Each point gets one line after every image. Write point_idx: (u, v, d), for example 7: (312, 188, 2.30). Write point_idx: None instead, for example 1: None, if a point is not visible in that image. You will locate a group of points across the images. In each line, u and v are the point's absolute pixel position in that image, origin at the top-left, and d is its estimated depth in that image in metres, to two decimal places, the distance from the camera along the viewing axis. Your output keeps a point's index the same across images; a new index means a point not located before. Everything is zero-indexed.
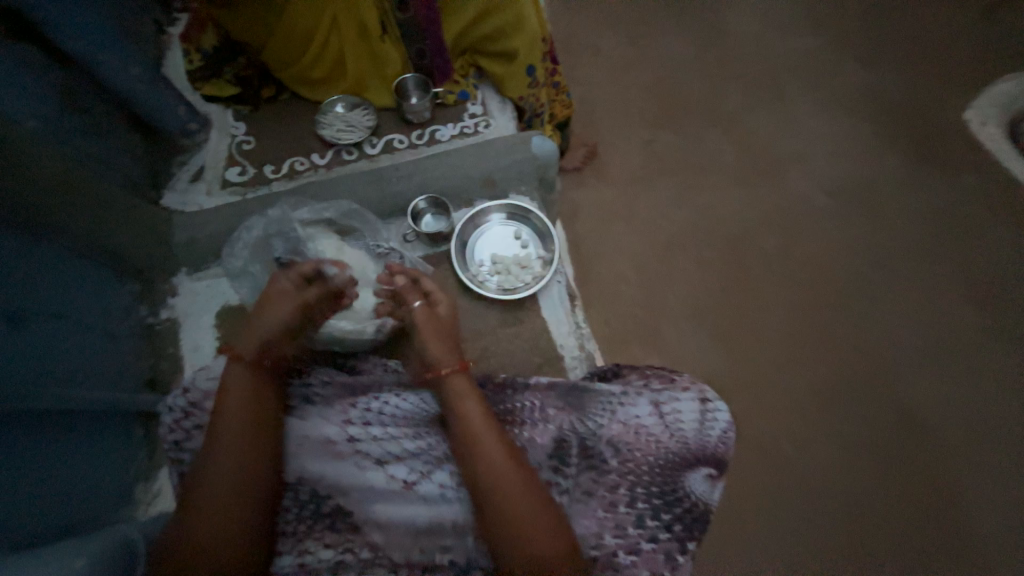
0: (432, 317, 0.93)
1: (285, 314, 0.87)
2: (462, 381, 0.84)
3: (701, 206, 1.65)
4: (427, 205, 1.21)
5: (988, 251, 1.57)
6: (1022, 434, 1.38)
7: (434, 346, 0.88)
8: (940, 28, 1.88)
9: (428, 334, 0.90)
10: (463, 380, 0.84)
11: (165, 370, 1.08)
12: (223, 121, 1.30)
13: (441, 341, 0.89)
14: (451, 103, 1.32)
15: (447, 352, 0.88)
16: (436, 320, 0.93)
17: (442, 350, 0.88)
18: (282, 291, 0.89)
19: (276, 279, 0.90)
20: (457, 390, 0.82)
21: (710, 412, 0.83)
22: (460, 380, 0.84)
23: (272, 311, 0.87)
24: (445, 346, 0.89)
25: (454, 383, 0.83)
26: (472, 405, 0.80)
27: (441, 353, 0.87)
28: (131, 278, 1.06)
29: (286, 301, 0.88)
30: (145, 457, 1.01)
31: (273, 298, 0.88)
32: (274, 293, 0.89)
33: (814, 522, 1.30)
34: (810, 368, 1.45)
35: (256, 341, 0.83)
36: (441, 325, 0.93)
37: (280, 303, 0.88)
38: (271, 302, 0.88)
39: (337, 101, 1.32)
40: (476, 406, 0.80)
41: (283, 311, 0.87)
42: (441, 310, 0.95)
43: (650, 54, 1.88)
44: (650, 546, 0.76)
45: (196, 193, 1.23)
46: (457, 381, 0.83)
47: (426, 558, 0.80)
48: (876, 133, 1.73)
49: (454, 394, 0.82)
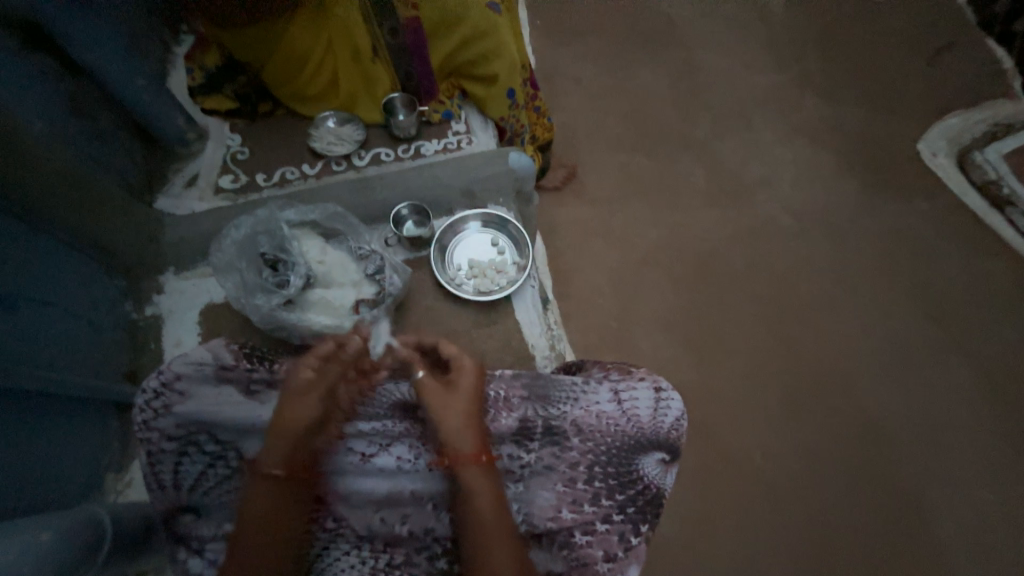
0: (450, 392, 0.82)
1: (310, 409, 0.81)
2: (485, 477, 0.77)
3: (673, 224, 1.73)
4: (410, 211, 1.25)
5: (945, 271, 1.64)
6: (977, 446, 1.42)
7: (451, 426, 0.79)
8: (896, 66, 2.01)
9: (451, 414, 0.80)
10: (485, 477, 0.77)
11: (146, 363, 1.12)
12: (220, 133, 1.38)
13: (470, 431, 0.80)
14: (436, 122, 1.39)
15: (466, 437, 0.79)
16: (457, 392, 0.82)
17: (469, 439, 0.79)
18: (307, 381, 0.83)
19: (299, 370, 0.83)
20: (473, 489, 0.76)
21: (664, 400, 0.87)
22: (478, 477, 0.77)
23: (294, 409, 0.81)
24: (468, 429, 0.80)
25: (471, 480, 0.77)
26: (489, 509, 0.75)
27: (460, 441, 0.79)
28: (120, 274, 1.11)
29: (308, 394, 0.82)
30: (118, 448, 1.03)
31: (296, 391, 0.82)
32: (297, 386, 0.82)
33: (781, 529, 1.33)
34: (778, 380, 1.49)
35: (281, 452, 0.79)
36: (456, 396, 0.82)
37: (302, 395, 0.82)
38: (292, 397, 0.81)
39: (329, 116, 1.38)
40: (494, 511, 0.75)
41: (307, 404, 0.81)
42: (463, 381, 0.84)
43: (626, 86, 2.00)
44: (604, 523, 0.80)
45: (190, 198, 1.30)
46: (476, 477, 0.77)
47: (388, 528, 0.82)
48: (838, 159, 1.83)
49: (469, 492, 0.76)
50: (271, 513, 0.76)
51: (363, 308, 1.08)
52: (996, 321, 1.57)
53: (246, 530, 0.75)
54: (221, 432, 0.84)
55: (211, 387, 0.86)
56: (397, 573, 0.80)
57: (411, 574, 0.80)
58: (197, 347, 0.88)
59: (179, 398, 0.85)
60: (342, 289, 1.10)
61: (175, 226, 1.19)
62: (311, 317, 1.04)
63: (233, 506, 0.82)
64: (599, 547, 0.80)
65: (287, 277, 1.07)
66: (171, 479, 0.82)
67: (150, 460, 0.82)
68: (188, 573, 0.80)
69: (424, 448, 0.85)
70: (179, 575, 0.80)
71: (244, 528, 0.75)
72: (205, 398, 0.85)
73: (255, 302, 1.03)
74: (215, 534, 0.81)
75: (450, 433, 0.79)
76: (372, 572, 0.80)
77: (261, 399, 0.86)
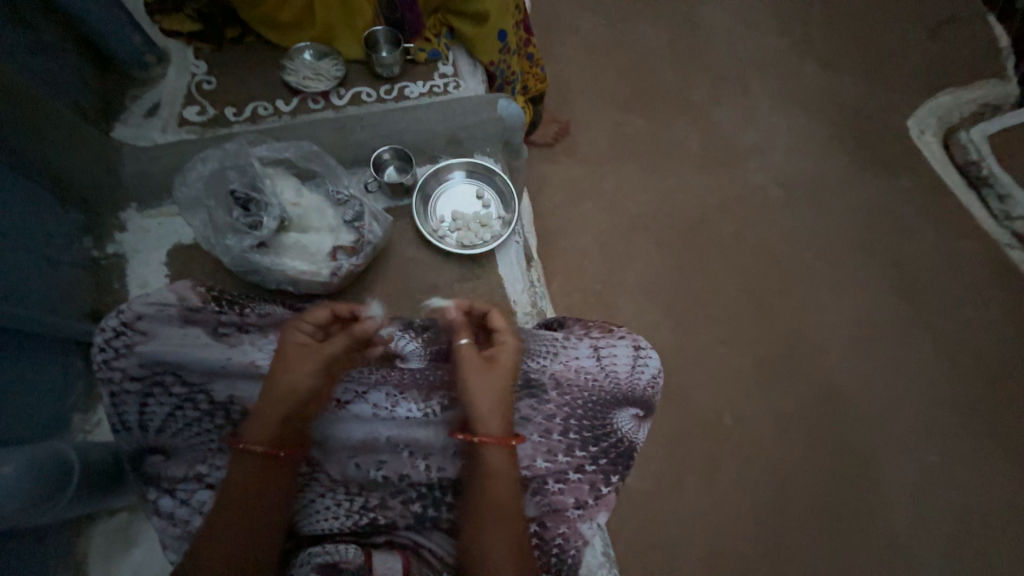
0: (491, 368, 0.80)
1: (308, 376, 0.77)
2: (505, 459, 0.75)
3: (663, 189, 1.70)
4: (391, 156, 1.19)
5: (920, 248, 1.68)
6: (932, 415, 1.49)
7: (484, 405, 0.77)
8: (897, 37, 1.97)
9: (482, 391, 0.78)
10: (505, 457, 0.75)
11: (109, 304, 1.06)
12: (184, 59, 1.26)
13: (499, 412, 0.77)
14: (422, 61, 1.29)
15: (496, 417, 0.77)
16: (498, 369, 0.80)
17: (497, 420, 0.77)
18: (302, 348, 0.79)
19: (293, 335, 0.80)
20: (491, 470, 0.74)
21: (642, 357, 0.89)
22: (498, 457, 0.75)
23: (288, 379, 0.76)
24: (498, 409, 0.77)
25: (490, 459, 0.75)
26: (505, 489, 0.74)
27: (489, 420, 0.76)
28: (76, 208, 1.03)
29: (306, 361, 0.78)
30: (83, 391, 0.99)
31: (289, 359, 0.78)
32: (291, 355, 0.78)
33: (743, 486, 1.40)
34: (751, 347, 1.54)
35: (271, 428, 0.75)
36: (496, 374, 0.79)
37: (298, 363, 0.78)
38: (285, 366, 0.77)
39: (306, 49, 1.27)
40: (510, 491, 0.74)
41: (303, 373, 0.77)
42: (503, 357, 0.81)
43: (625, 40, 1.91)
44: (576, 473, 0.83)
45: (151, 129, 1.20)
46: (496, 457, 0.75)
47: (362, 473, 0.83)
48: (831, 131, 1.81)
49: (486, 470, 0.74)
50: (258, 483, 0.72)
51: (342, 256, 1.03)
52: (964, 298, 1.62)
53: (230, 501, 0.71)
54: (186, 373, 0.81)
55: (175, 329, 0.82)
56: (371, 515, 0.80)
57: (385, 517, 0.81)
58: (160, 289, 0.85)
59: (141, 338, 0.81)
60: (320, 234, 1.05)
61: (136, 158, 1.11)
62: (285, 261, 0.99)
63: (203, 447, 0.80)
64: (570, 494, 0.82)
65: (259, 218, 0.99)
66: (136, 420, 0.79)
67: (113, 399, 0.80)
68: (159, 512, 0.79)
69: (403, 397, 0.86)
70: (150, 515, 0.79)
71: (225, 497, 0.71)
72: (168, 338, 0.82)
73: (225, 242, 0.98)
74: (184, 475, 0.79)
75: (479, 410, 0.77)
76: (346, 514, 0.80)
77: (233, 342, 0.84)
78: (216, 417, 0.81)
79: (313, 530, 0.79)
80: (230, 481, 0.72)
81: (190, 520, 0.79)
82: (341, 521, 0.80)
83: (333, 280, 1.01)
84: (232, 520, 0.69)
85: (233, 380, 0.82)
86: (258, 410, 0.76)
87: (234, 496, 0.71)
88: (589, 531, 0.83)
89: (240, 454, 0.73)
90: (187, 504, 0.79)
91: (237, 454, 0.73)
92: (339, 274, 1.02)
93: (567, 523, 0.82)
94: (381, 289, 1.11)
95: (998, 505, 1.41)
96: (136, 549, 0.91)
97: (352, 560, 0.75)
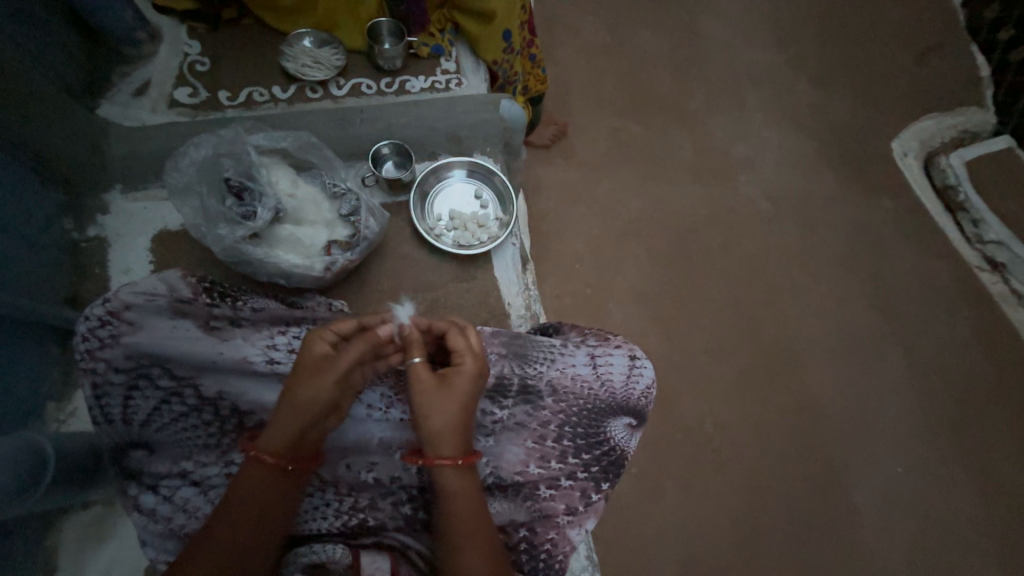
0: (442, 389, 0.73)
1: (327, 390, 0.72)
2: (462, 478, 0.73)
3: (656, 197, 1.72)
4: (391, 151, 1.18)
5: (898, 267, 1.73)
6: (902, 429, 1.55)
7: (433, 427, 0.72)
8: (887, 61, 2.03)
9: (435, 413, 0.72)
10: (458, 478, 0.72)
11: (88, 289, 1.02)
12: (176, 37, 1.22)
13: (455, 434, 0.73)
14: (425, 56, 1.27)
15: (449, 438, 0.72)
16: (452, 393, 0.73)
17: (452, 441, 0.73)
18: (319, 360, 0.74)
19: (313, 345, 0.75)
20: (444, 489, 0.72)
21: (637, 368, 0.90)
22: (453, 477, 0.72)
23: (307, 392, 0.72)
24: (451, 430, 0.72)
25: (443, 480, 0.72)
26: (463, 509, 0.72)
27: (442, 442, 0.72)
28: (57, 187, 0.99)
29: (323, 374, 0.72)
30: (58, 377, 0.95)
31: (306, 371, 0.73)
32: (310, 366, 0.73)
33: (720, 492, 1.43)
34: (734, 357, 1.57)
35: (288, 439, 0.71)
36: (448, 396, 0.73)
37: (315, 376, 0.72)
38: (304, 378, 0.72)
39: (306, 35, 1.24)
40: (465, 512, 0.71)
41: (320, 387, 0.72)
42: (459, 379, 0.74)
43: (625, 46, 1.92)
44: (568, 480, 0.84)
45: (139, 108, 1.15)
46: (451, 477, 0.72)
47: (352, 475, 0.82)
48: (820, 149, 1.86)
49: (438, 489, 0.72)
50: (266, 497, 0.70)
51: (337, 251, 1.02)
52: (937, 318, 1.68)
53: (238, 512, 0.68)
54: (174, 366, 0.79)
55: (165, 321, 0.80)
56: (360, 516, 0.81)
57: (374, 518, 0.81)
58: (148, 277, 0.81)
59: (128, 329, 0.78)
60: (314, 227, 1.03)
61: (122, 137, 1.06)
62: (279, 254, 0.97)
63: (190, 443, 0.78)
64: (561, 501, 0.83)
65: (253, 209, 0.96)
66: (120, 414, 0.77)
67: (96, 392, 0.77)
68: (139, 509, 0.77)
69: (397, 400, 0.85)
70: (129, 510, 0.77)
71: (231, 505, 0.69)
72: (157, 331, 0.79)
73: (217, 232, 0.95)
74: (169, 471, 0.78)
75: (430, 432, 0.72)
76: (335, 515, 0.80)
77: (224, 337, 0.81)
78: (204, 413, 0.79)
79: (304, 530, 0.79)
80: (237, 487, 0.70)
81: (172, 517, 0.77)
82: (329, 521, 0.80)
83: (327, 275, 1.00)
84: (235, 527, 0.67)
85: (223, 375, 0.80)
86: (273, 420, 0.72)
87: (240, 505, 0.69)
88: (577, 537, 0.84)
89: (251, 463, 0.71)
90: (171, 500, 0.77)
91: (249, 461, 0.71)
92: (333, 268, 1.00)
93: (556, 529, 0.83)
94: (374, 285, 1.10)
95: (956, 516, 1.48)
96: (112, 541, 0.89)
97: (339, 559, 0.74)
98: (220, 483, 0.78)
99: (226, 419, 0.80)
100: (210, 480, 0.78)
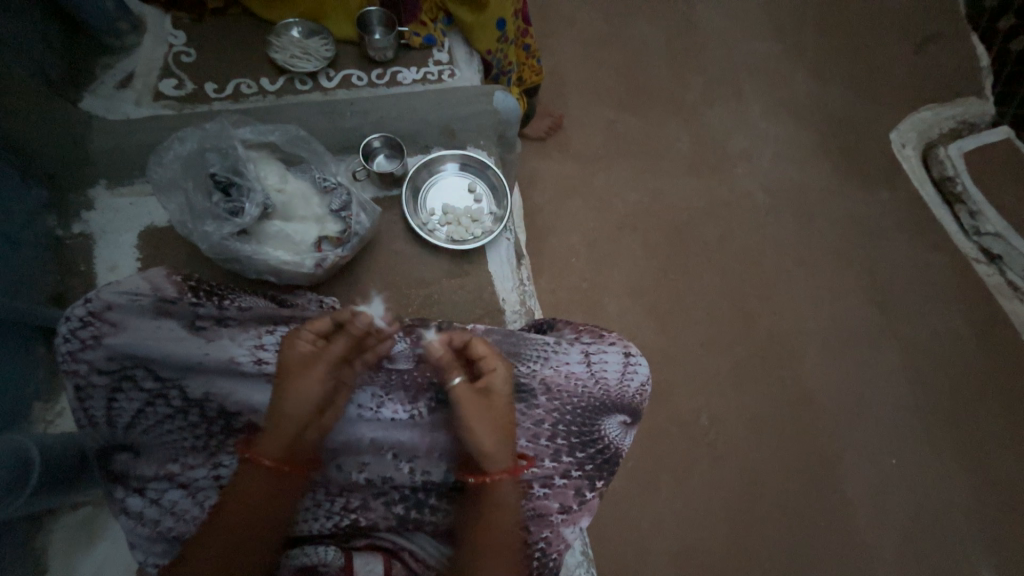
0: (487, 401, 0.78)
1: (316, 388, 0.73)
2: (513, 489, 0.77)
3: (652, 189, 1.71)
4: (382, 144, 1.15)
5: (895, 259, 1.72)
6: (897, 420, 1.55)
7: (487, 440, 0.76)
8: (887, 49, 2.00)
9: (487, 425, 0.77)
10: (511, 489, 0.77)
11: (74, 287, 1.00)
12: (161, 27, 1.19)
13: (506, 445, 0.77)
14: (416, 47, 1.24)
15: (503, 450, 0.77)
16: (495, 402, 0.78)
17: (506, 453, 0.77)
18: (304, 359, 0.75)
19: (293, 345, 0.75)
20: (502, 499, 0.76)
21: (632, 365, 0.89)
22: (510, 487, 0.77)
23: (295, 392, 0.72)
24: (505, 442, 0.77)
25: (501, 489, 0.76)
26: (506, 515, 0.76)
27: (497, 456, 0.76)
28: (40, 184, 0.97)
29: (309, 370, 0.74)
30: (44, 377, 0.94)
31: (295, 370, 0.74)
32: (295, 366, 0.74)
33: (714, 484, 1.43)
34: (730, 350, 1.56)
35: (284, 440, 0.72)
36: (496, 407, 0.78)
37: (304, 376, 0.74)
38: (291, 379, 0.73)
39: (294, 25, 1.21)
40: (513, 518, 0.76)
41: (311, 385, 0.73)
42: (498, 387, 0.79)
43: (622, 35, 1.89)
44: (562, 478, 0.83)
45: (124, 101, 1.12)
46: (505, 488, 0.77)
47: (343, 475, 0.81)
48: (817, 139, 1.84)
49: (494, 500, 0.76)
50: (260, 502, 0.70)
51: (327, 247, 1.00)
52: (932, 309, 1.68)
53: (234, 517, 0.68)
54: (159, 367, 0.77)
55: (148, 321, 0.78)
56: (352, 517, 0.80)
57: (367, 518, 0.80)
58: (131, 276, 0.80)
59: (109, 329, 0.77)
60: (304, 222, 1.01)
61: (105, 131, 1.04)
62: (267, 251, 0.95)
63: (177, 446, 0.77)
64: (555, 500, 0.83)
65: (241, 205, 0.94)
66: (104, 416, 0.76)
67: (79, 395, 0.76)
68: (126, 512, 0.76)
69: (387, 398, 0.84)
70: (117, 513, 0.76)
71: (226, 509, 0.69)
72: (140, 331, 0.77)
73: (203, 228, 0.93)
74: (155, 474, 0.77)
75: (487, 447, 0.76)
76: (327, 516, 0.79)
77: (208, 337, 0.80)
78: (190, 414, 0.78)
79: (300, 531, 0.79)
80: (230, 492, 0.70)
81: (160, 520, 0.76)
82: (321, 523, 0.79)
83: (317, 271, 0.98)
84: (224, 535, 0.67)
85: (208, 376, 0.78)
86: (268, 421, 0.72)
87: (232, 513, 0.68)
88: (571, 536, 0.84)
89: (247, 465, 0.71)
90: (158, 503, 0.76)
91: (245, 464, 0.71)
92: (324, 265, 0.98)
93: (550, 527, 0.83)
94: (365, 281, 1.08)
95: (951, 508, 1.49)
96: (103, 542, 0.89)
97: (332, 562, 0.75)
98: (208, 486, 0.78)
99: (213, 420, 0.79)
100: (198, 482, 0.77)
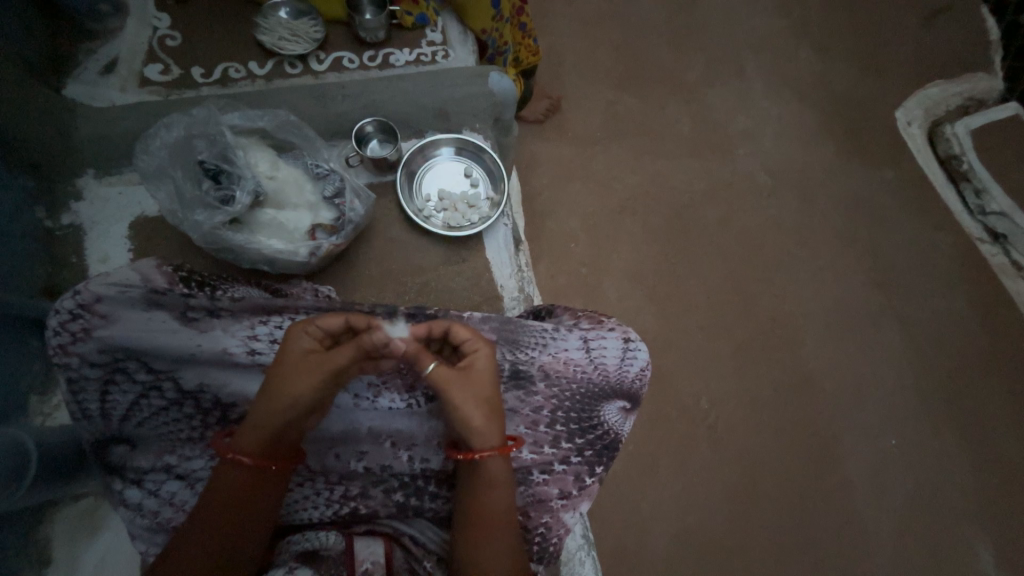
0: (469, 381, 0.73)
1: (307, 390, 0.70)
2: (499, 469, 0.74)
3: (653, 172, 1.68)
4: (375, 129, 1.13)
5: (898, 240, 1.70)
6: (897, 402, 1.55)
7: (475, 421, 0.73)
8: (894, 24, 1.94)
9: (466, 404, 0.72)
10: (500, 467, 0.74)
11: (67, 279, 0.99)
12: (143, 8, 1.15)
13: (493, 422, 0.73)
14: (408, 27, 1.20)
15: (491, 430, 0.73)
16: (475, 381, 0.74)
17: (494, 432, 0.74)
18: (304, 356, 0.72)
19: (297, 339, 0.73)
20: (489, 481, 0.73)
21: (631, 350, 0.88)
22: (500, 467, 0.74)
23: (284, 394, 0.70)
24: (491, 423, 0.73)
25: (492, 468, 0.73)
26: (496, 497, 0.73)
27: (486, 435, 0.73)
28: (26, 174, 0.95)
29: (304, 373, 0.71)
30: (40, 370, 0.94)
31: (292, 368, 0.71)
32: (296, 363, 0.71)
33: (714, 466, 1.44)
34: (731, 334, 1.55)
35: (260, 437, 0.70)
36: (478, 383, 0.74)
37: (298, 374, 0.71)
38: (288, 380, 0.70)
39: (280, 5, 1.16)
40: (504, 503, 0.73)
41: (299, 387, 0.70)
42: (481, 364, 0.75)
43: (621, 13, 1.84)
44: (562, 464, 0.83)
45: (109, 87, 1.09)
46: (490, 469, 0.73)
47: (342, 464, 0.82)
48: (821, 118, 1.80)
49: (484, 480, 0.73)
50: (239, 498, 0.69)
51: (321, 235, 0.98)
52: (935, 290, 1.66)
53: (206, 513, 0.68)
54: (152, 359, 0.77)
55: (139, 312, 0.77)
56: (352, 505, 0.81)
57: (367, 506, 0.81)
58: (121, 268, 0.79)
59: (100, 321, 0.76)
60: (297, 210, 0.99)
61: (90, 119, 1.02)
62: (261, 241, 0.93)
63: (173, 437, 0.77)
64: (554, 485, 0.83)
65: (232, 192, 0.92)
66: (98, 409, 0.76)
67: (72, 388, 0.75)
68: (125, 503, 0.76)
69: (385, 387, 0.83)
70: (116, 505, 0.76)
71: (204, 508, 0.69)
72: (131, 322, 0.76)
73: (194, 218, 0.92)
74: (152, 466, 0.76)
75: (472, 427, 0.72)
76: (326, 504, 0.80)
77: (203, 328, 0.79)
78: (185, 406, 0.77)
79: (294, 520, 0.80)
80: (213, 489, 0.70)
81: (160, 511, 0.76)
82: (321, 510, 0.80)
83: (311, 260, 0.96)
84: (202, 535, 0.67)
85: (203, 368, 0.78)
86: (250, 420, 0.70)
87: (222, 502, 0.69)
88: (571, 520, 0.84)
89: (228, 463, 0.70)
90: (157, 494, 0.76)
91: (224, 460, 0.71)
92: (319, 253, 0.96)
93: (550, 512, 0.83)
94: (362, 270, 1.07)
95: (950, 487, 1.50)
96: (105, 533, 0.90)
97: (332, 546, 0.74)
98: (206, 476, 0.78)
99: (209, 411, 0.78)
100: (196, 473, 0.77)
